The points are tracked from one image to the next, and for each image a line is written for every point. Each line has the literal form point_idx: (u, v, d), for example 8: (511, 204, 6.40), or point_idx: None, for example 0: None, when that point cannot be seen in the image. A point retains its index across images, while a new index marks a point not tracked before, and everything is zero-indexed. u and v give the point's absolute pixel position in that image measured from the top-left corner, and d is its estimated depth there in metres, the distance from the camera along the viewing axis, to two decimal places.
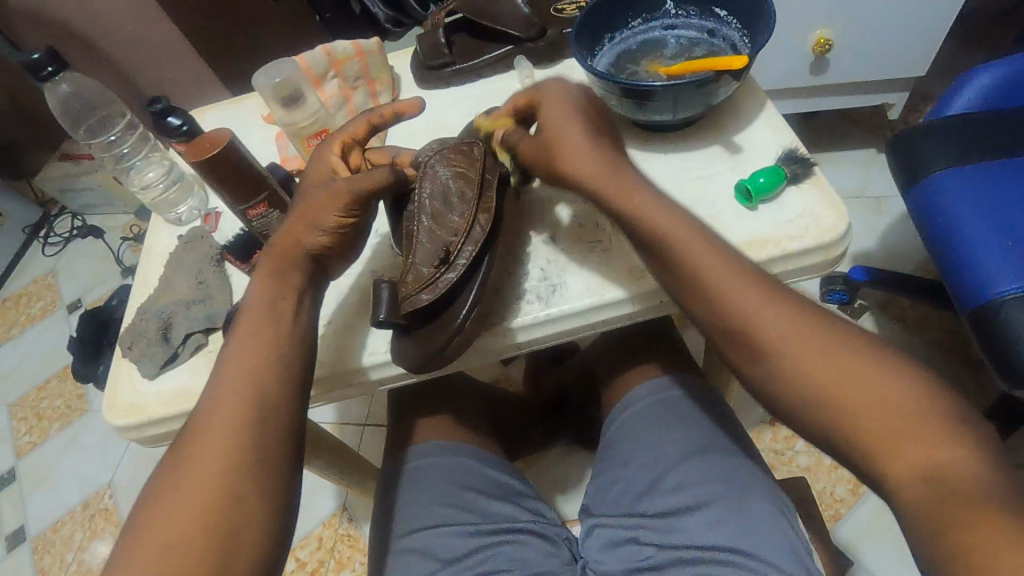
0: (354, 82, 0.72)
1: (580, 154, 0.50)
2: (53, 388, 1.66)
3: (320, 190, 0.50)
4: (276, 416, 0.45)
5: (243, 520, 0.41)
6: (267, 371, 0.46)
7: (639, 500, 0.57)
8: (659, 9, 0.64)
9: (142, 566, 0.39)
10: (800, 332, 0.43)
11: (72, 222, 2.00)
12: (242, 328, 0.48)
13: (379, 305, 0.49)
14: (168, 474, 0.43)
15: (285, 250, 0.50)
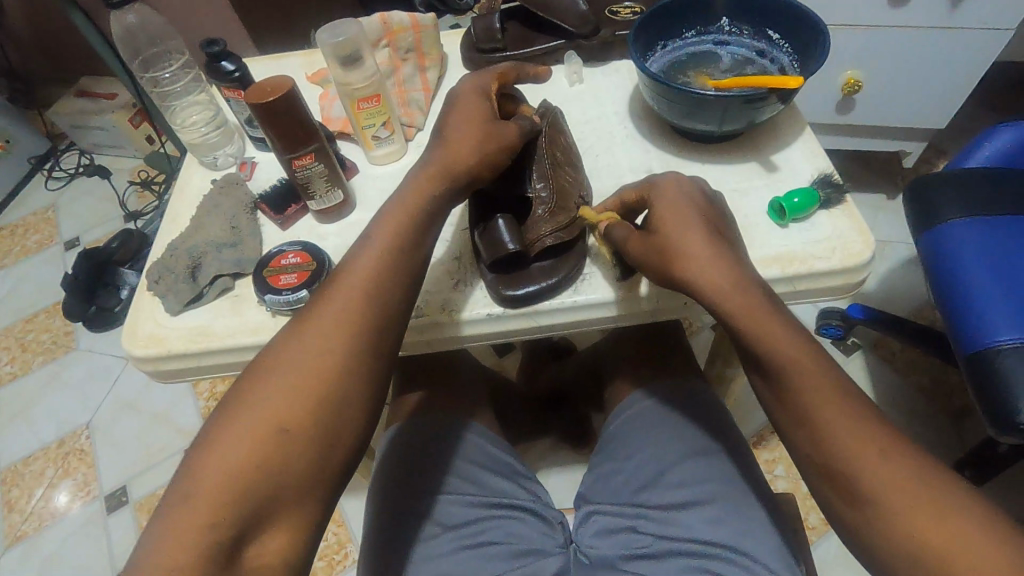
0: (405, 54, 0.73)
1: (705, 259, 0.47)
2: (40, 323, 1.64)
3: (493, 126, 0.53)
4: (387, 336, 0.48)
5: (342, 424, 0.44)
6: (385, 290, 0.48)
7: (641, 491, 0.59)
8: (714, 23, 0.66)
9: (246, 434, 0.42)
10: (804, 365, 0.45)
11: (79, 160, 1.98)
12: (370, 242, 0.50)
13: (503, 242, 0.53)
14: (278, 364, 0.45)
15: (451, 170, 0.52)
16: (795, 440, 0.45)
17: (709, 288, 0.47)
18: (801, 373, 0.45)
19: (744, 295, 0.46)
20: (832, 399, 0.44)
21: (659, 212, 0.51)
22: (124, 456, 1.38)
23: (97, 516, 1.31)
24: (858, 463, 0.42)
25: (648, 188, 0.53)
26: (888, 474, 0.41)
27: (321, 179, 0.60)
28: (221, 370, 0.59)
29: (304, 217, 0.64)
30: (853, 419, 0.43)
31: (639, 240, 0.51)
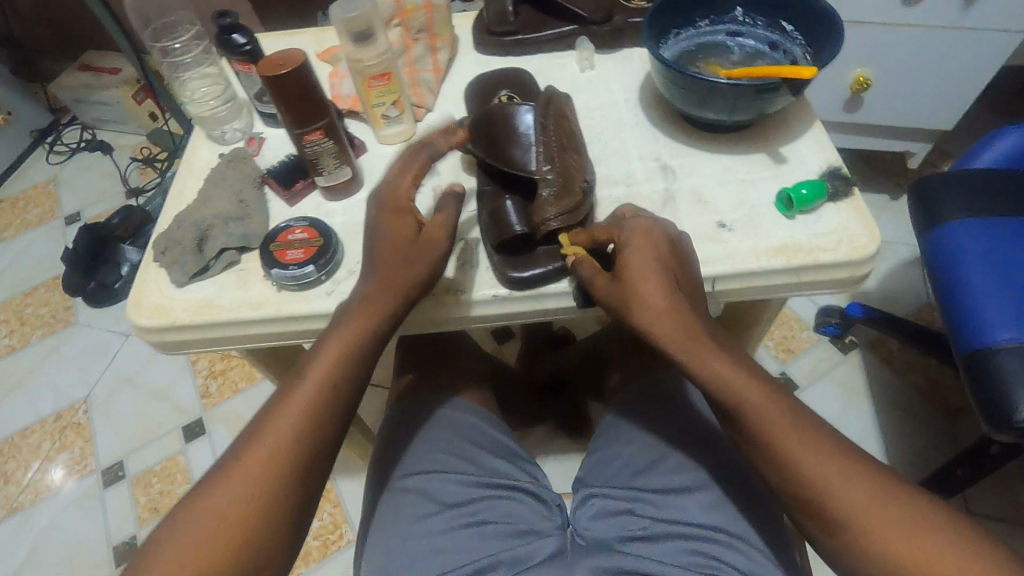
0: (417, 34, 0.73)
1: (660, 312, 0.47)
2: (40, 297, 1.63)
3: (414, 250, 0.52)
4: (337, 423, 0.48)
5: (284, 516, 0.44)
6: (342, 377, 0.49)
7: (639, 475, 0.60)
8: (727, 14, 0.66)
9: (193, 528, 0.42)
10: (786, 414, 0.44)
11: (81, 134, 1.97)
12: (335, 332, 0.50)
13: (510, 220, 0.55)
14: (236, 452, 0.46)
15: (378, 304, 0.51)
16: (766, 475, 0.45)
17: (666, 341, 0.47)
18: (768, 424, 0.44)
19: (708, 346, 0.46)
20: (799, 439, 0.43)
21: (623, 257, 0.49)
22: (122, 431, 1.39)
23: (94, 490, 1.31)
24: (840, 502, 0.41)
25: (612, 232, 0.52)
26: (860, 497, 0.41)
27: (331, 155, 0.60)
28: (225, 343, 0.59)
29: (312, 193, 0.64)
30: (823, 452, 0.43)
31: (606, 282, 0.50)
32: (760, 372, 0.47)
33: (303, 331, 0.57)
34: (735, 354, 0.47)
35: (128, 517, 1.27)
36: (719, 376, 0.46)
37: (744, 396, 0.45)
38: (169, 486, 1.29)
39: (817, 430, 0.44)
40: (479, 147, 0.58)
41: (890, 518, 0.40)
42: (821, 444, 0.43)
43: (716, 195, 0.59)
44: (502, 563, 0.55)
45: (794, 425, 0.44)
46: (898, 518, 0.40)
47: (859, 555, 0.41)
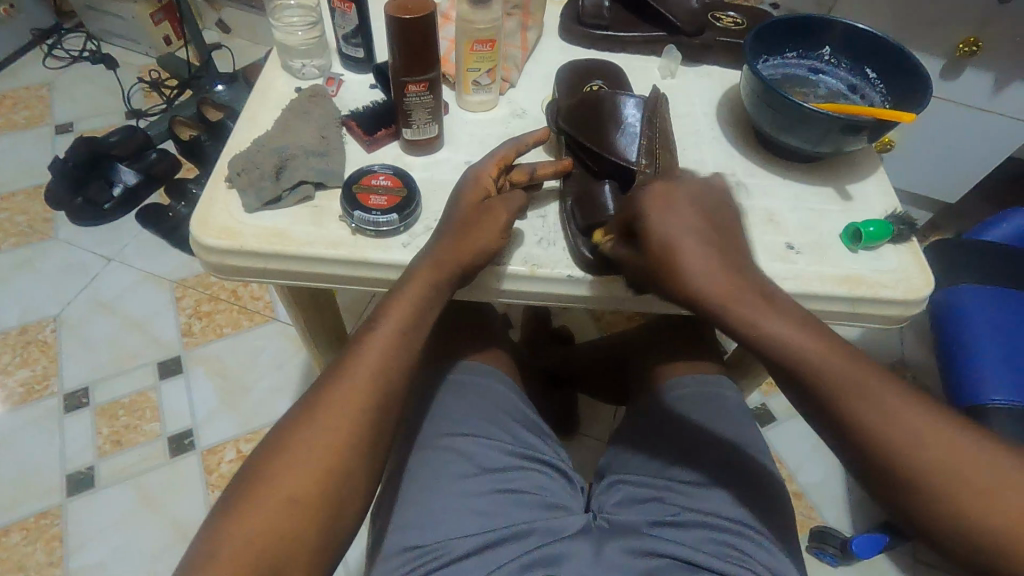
0: (512, 9, 0.72)
1: (697, 273, 0.48)
2: (16, 204, 1.52)
3: (481, 215, 0.54)
4: (397, 394, 0.49)
5: (349, 483, 0.45)
6: (404, 348, 0.50)
7: (671, 466, 0.61)
8: (815, 50, 0.69)
9: (267, 496, 0.42)
10: (848, 370, 0.44)
11: (85, 43, 1.86)
12: (392, 312, 0.51)
13: (605, 205, 0.57)
14: (297, 422, 0.46)
15: (449, 263, 0.52)
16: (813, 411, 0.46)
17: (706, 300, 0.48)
18: (827, 377, 0.44)
19: (745, 295, 0.48)
20: (849, 383, 0.44)
21: (648, 225, 0.50)
22: (90, 357, 1.29)
23: (53, 413, 1.22)
24: (912, 460, 0.41)
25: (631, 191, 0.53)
26: (913, 442, 0.42)
27: (424, 110, 0.59)
28: (287, 277, 0.58)
29: (392, 143, 0.64)
30: (884, 393, 0.43)
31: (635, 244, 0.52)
32: (809, 323, 0.47)
33: (372, 278, 0.57)
34: (774, 305, 0.47)
35: (86, 446, 1.18)
36: (759, 322, 0.46)
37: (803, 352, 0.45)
38: (137, 421, 1.21)
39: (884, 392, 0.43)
40: (577, 126, 0.59)
41: (948, 470, 0.41)
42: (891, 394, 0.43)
43: (787, 218, 0.62)
44: (534, 531, 0.56)
45: (858, 380, 0.44)
46: (972, 478, 0.40)
47: (908, 488, 0.41)
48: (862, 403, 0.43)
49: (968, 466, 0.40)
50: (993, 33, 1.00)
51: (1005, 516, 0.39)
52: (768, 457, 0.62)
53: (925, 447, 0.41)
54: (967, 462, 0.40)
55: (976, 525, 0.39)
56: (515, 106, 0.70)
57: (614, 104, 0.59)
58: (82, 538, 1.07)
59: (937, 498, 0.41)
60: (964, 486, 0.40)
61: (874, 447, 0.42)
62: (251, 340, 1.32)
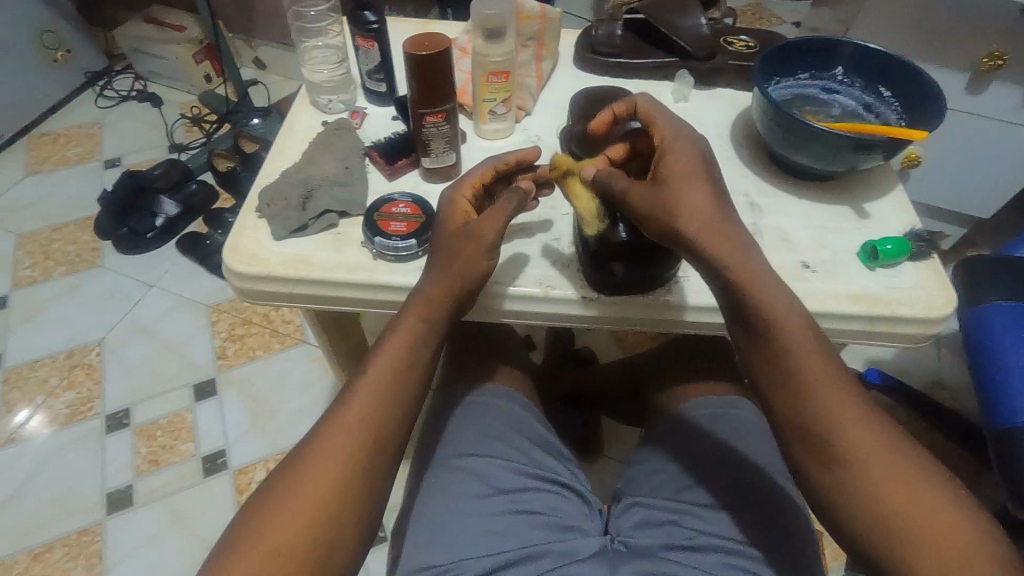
0: (527, 41, 0.75)
1: (698, 211, 0.49)
2: (68, 234, 1.61)
3: (462, 237, 0.54)
4: (391, 439, 0.50)
5: (342, 527, 0.46)
6: (400, 390, 0.51)
7: (687, 489, 0.61)
8: (828, 70, 0.69)
9: (262, 547, 0.44)
10: (819, 361, 0.47)
11: (133, 83, 1.99)
12: (386, 349, 0.52)
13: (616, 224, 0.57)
14: (295, 468, 0.48)
15: (437, 296, 0.54)
16: (777, 408, 0.48)
17: (709, 247, 0.48)
18: (799, 353, 0.47)
19: (752, 264, 0.48)
20: (819, 378, 0.46)
21: (670, 164, 0.51)
22: (131, 379, 1.35)
23: (95, 433, 1.27)
24: (860, 467, 0.44)
25: (649, 119, 0.54)
26: (863, 439, 0.45)
27: (442, 140, 0.62)
28: (310, 301, 0.61)
29: (412, 172, 0.67)
30: (837, 388, 0.46)
31: (642, 189, 0.51)
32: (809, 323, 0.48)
33: (391, 301, 0.60)
34: (788, 297, 0.48)
35: (125, 465, 1.22)
36: (758, 295, 0.48)
37: (783, 325, 0.47)
38: (172, 441, 1.25)
39: (845, 394, 0.46)
40: None
41: (886, 476, 0.44)
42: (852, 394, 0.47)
43: (802, 237, 0.62)
44: (549, 554, 0.56)
45: (827, 374, 0.47)
46: (902, 483, 0.43)
47: (846, 491, 0.45)
48: (829, 396, 0.46)
49: (902, 474, 0.44)
50: (1018, 47, 0.99)
51: (936, 541, 0.41)
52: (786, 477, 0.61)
53: (871, 453, 0.44)
54: (903, 471, 0.44)
55: (907, 535, 0.42)
56: (530, 133, 0.72)
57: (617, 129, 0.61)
58: (119, 555, 1.11)
59: (874, 495, 0.44)
60: (894, 488, 0.43)
61: (831, 438, 0.45)
62: (281, 363, 1.36)
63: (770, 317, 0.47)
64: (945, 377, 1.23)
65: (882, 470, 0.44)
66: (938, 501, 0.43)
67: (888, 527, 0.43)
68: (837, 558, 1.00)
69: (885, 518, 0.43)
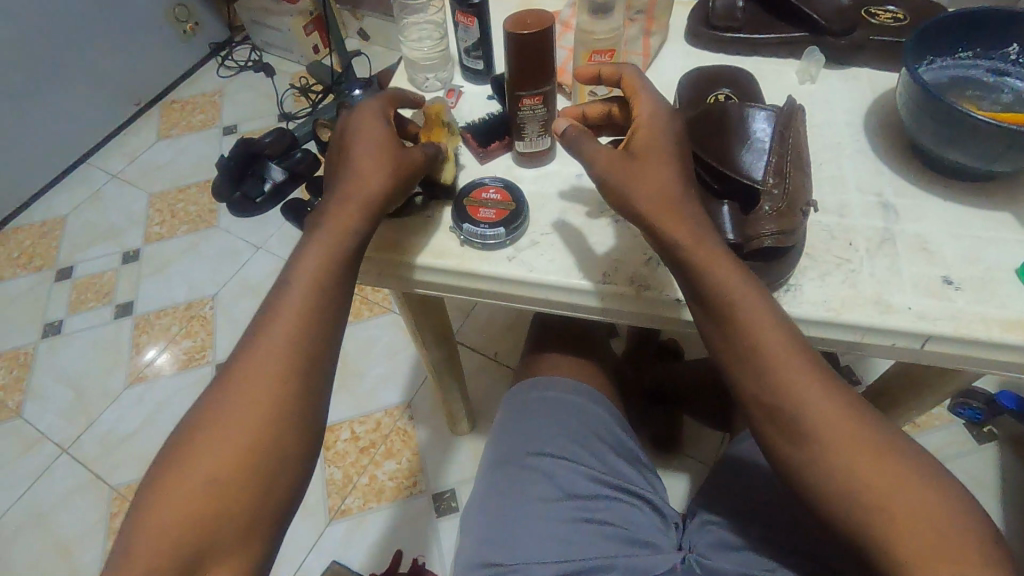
0: (635, 14, 0.69)
1: (659, 186, 0.47)
2: (191, 195, 1.76)
3: (382, 154, 0.52)
4: (316, 374, 0.47)
5: (271, 466, 0.44)
6: (316, 320, 0.48)
7: (771, 518, 0.57)
8: (1000, 48, 0.58)
9: (182, 493, 0.42)
10: (792, 365, 0.45)
11: (250, 54, 2.10)
12: (300, 281, 0.48)
13: (721, 226, 0.51)
14: (210, 411, 0.45)
15: (347, 220, 0.50)
16: (738, 378, 0.47)
17: (672, 228, 0.47)
18: (772, 358, 0.45)
19: (720, 253, 0.47)
20: (793, 380, 0.44)
21: (637, 140, 0.49)
22: (238, 333, 1.47)
23: (207, 380, 1.40)
24: (851, 478, 0.42)
25: (631, 91, 0.52)
26: (847, 446, 0.43)
27: (537, 122, 0.59)
28: (394, 283, 0.60)
29: (505, 154, 0.65)
30: (813, 391, 0.44)
31: (610, 154, 0.48)
32: (761, 291, 0.47)
33: (475, 288, 0.58)
34: (753, 282, 0.47)
35: None
36: (728, 290, 0.46)
37: (747, 324, 0.46)
38: None
39: (825, 400, 0.44)
40: (696, 139, 0.55)
41: (876, 487, 0.42)
42: (836, 398, 0.44)
43: (945, 247, 0.53)
44: (617, 566, 0.55)
45: (806, 381, 0.44)
46: (895, 493, 0.41)
47: (834, 500, 0.43)
48: (810, 402, 0.44)
49: (896, 484, 0.41)
50: None
51: (900, 519, 0.41)
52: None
53: (860, 465, 0.42)
54: (899, 482, 0.41)
55: (898, 548, 0.40)
56: None
57: (728, 111, 0.55)
58: None
59: (864, 509, 0.42)
60: (885, 501, 0.41)
61: (814, 447, 0.43)
62: None
63: (736, 313, 0.46)
64: None
65: (870, 482, 0.42)
66: (936, 513, 0.40)
67: (880, 540, 0.41)
68: None
69: (875, 529, 0.41)
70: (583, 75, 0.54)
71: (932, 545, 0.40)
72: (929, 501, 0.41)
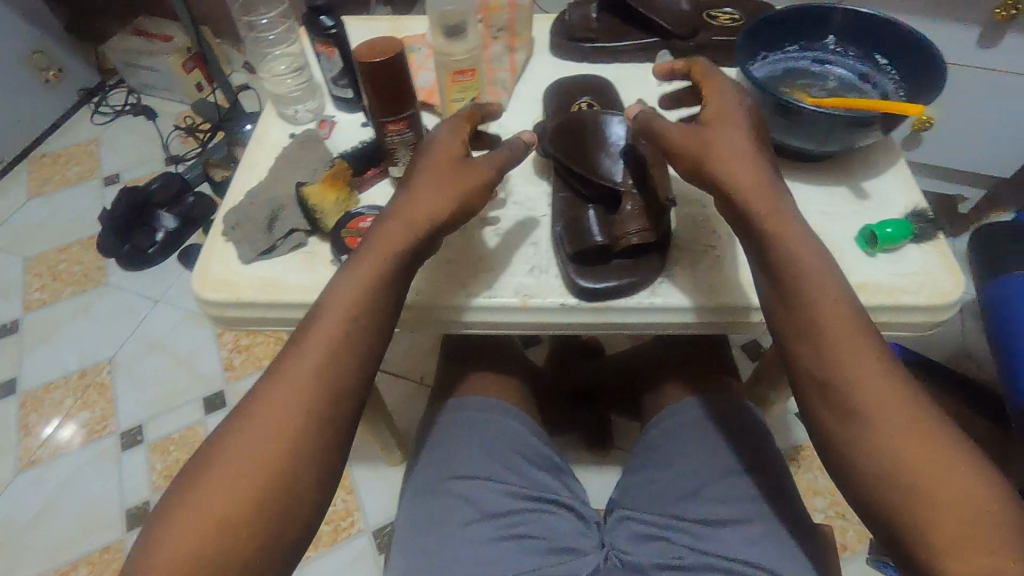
0: (497, 32, 0.72)
1: (736, 161, 0.48)
2: (74, 254, 1.62)
3: (457, 170, 0.51)
4: (344, 403, 0.46)
5: (290, 496, 0.43)
6: (350, 346, 0.47)
7: (680, 503, 0.61)
8: (820, 41, 0.64)
9: (198, 511, 0.41)
10: (859, 331, 0.44)
11: (127, 98, 1.98)
12: (336, 300, 0.47)
13: (590, 231, 0.55)
14: (232, 428, 0.44)
15: (412, 229, 0.49)
16: (797, 351, 0.46)
17: (744, 203, 0.47)
18: (839, 322, 0.44)
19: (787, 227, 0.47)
20: (853, 348, 0.43)
21: (711, 118, 0.50)
22: (143, 395, 1.36)
23: (112, 451, 1.29)
24: (900, 451, 0.40)
25: (701, 74, 0.53)
26: (899, 417, 0.41)
27: (407, 147, 0.59)
28: (284, 324, 0.59)
29: (381, 182, 0.64)
30: (870, 358, 0.43)
31: (685, 132, 0.50)
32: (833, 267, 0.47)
33: None
34: (823, 257, 0.46)
35: (143, 480, 1.24)
36: (796, 261, 0.46)
37: (816, 289, 0.45)
38: (187, 455, 1.26)
39: (884, 368, 0.43)
40: (561, 151, 0.58)
41: (922, 460, 0.40)
42: (890, 366, 0.43)
43: None
44: None
45: (862, 350, 0.43)
46: (939, 466, 0.39)
47: (871, 475, 0.41)
48: (864, 368, 0.43)
49: (942, 460, 0.40)
50: None
51: (942, 494, 0.39)
52: (780, 480, 0.60)
53: (907, 436, 0.41)
54: (945, 457, 0.40)
55: (941, 524, 0.38)
56: (505, 130, 0.69)
57: (585, 117, 0.59)
58: None
59: (905, 480, 0.40)
60: (930, 474, 0.39)
61: (861, 409, 0.42)
62: None
63: (801, 283, 0.46)
64: (968, 349, 1.16)
65: (915, 454, 0.40)
66: (978, 490, 0.39)
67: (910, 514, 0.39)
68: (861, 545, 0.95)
69: (916, 503, 0.39)
70: (661, 72, 0.57)
71: (974, 522, 0.38)
72: (972, 478, 0.39)
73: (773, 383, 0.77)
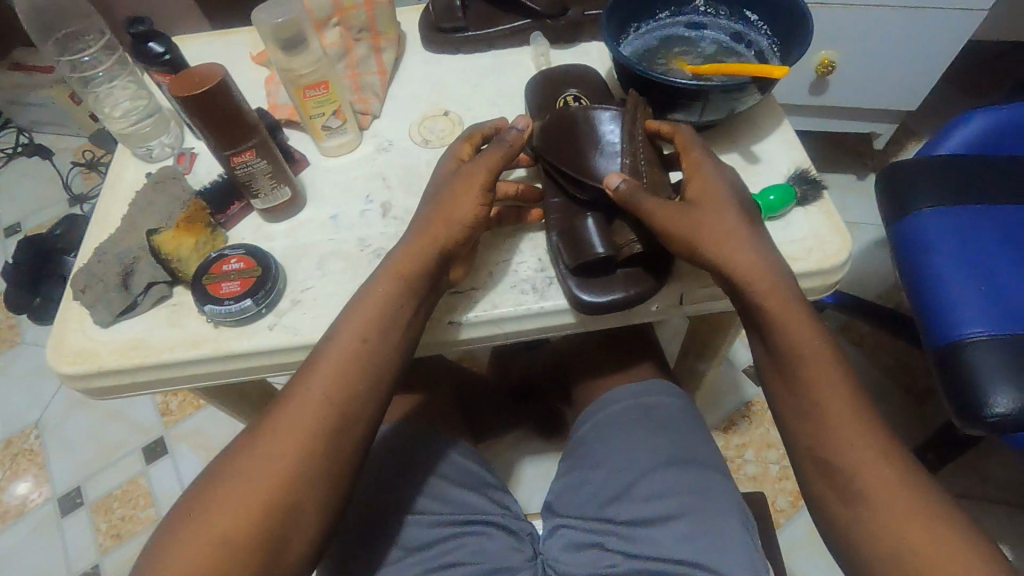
0: (358, 34, 0.67)
1: (726, 230, 0.48)
2: None
3: (460, 181, 0.51)
4: (349, 435, 0.46)
5: (293, 530, 0.43)
6: (356, 379, 0.47)
7: (608, 505, 0.59)
8: (688, 4, 0.62)
9: (204, 534, 0.41)
10: (836, 395, 0.46)
11: (16, 138, 1.83)
12: (343, 331, 0.48)
13: (592, 242, 0.51)
14: (238, 455, 0.45)
15: (420, 252, 0.49)
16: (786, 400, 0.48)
17: (736, 275, 0.47)
18: (819, 384, 0.46)
19: (772, 285, 0.47)
20: (838, 414, 0.46)
21: (696, 190, 0.49)
22: (77, 455, 1.29)
23: (51, 519, 1.22)
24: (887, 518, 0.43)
25: (682, 149, 0.51)
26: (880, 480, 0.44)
27: (264, 176, 0.54)
28: (160, 386, 0.54)
29: (250, 215, 0.59)
30: (849, 418, 0.45)
31: (669, 208, 0.47)
32: (818, 326, 0.48)
33: (244, 369, 0.53)
34: (811, 320, 0.47)
35: (88, 544, 1.18)
36: (778, 318, 0.47)
37: (798, 348, 0.47)
38: (132, 510, 1.20)
39: (861, 429, 0.45)
40: (550, 151, 0.54)
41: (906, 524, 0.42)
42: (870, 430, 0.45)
43: None
44: None
45: (841, 418, 0.46)
46: (921, 535, 0.42)
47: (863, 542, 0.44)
48: (847, 432, 0.45)
49: (926, 530, 0.42)
50: None
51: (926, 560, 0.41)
52: (709, 466, 0.59)
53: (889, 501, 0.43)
54: (927, 525, 0.42)
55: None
56: (380, 139, 0.64)
57: (574, 110, 0.53)
58: None
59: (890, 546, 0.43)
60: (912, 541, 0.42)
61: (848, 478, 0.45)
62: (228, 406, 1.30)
63: (793, 350, 0.47)
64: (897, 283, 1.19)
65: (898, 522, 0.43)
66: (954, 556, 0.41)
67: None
68: (796, 505, 0.96)
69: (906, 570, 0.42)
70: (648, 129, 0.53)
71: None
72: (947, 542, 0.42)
73: (700, 357, 0.77)
